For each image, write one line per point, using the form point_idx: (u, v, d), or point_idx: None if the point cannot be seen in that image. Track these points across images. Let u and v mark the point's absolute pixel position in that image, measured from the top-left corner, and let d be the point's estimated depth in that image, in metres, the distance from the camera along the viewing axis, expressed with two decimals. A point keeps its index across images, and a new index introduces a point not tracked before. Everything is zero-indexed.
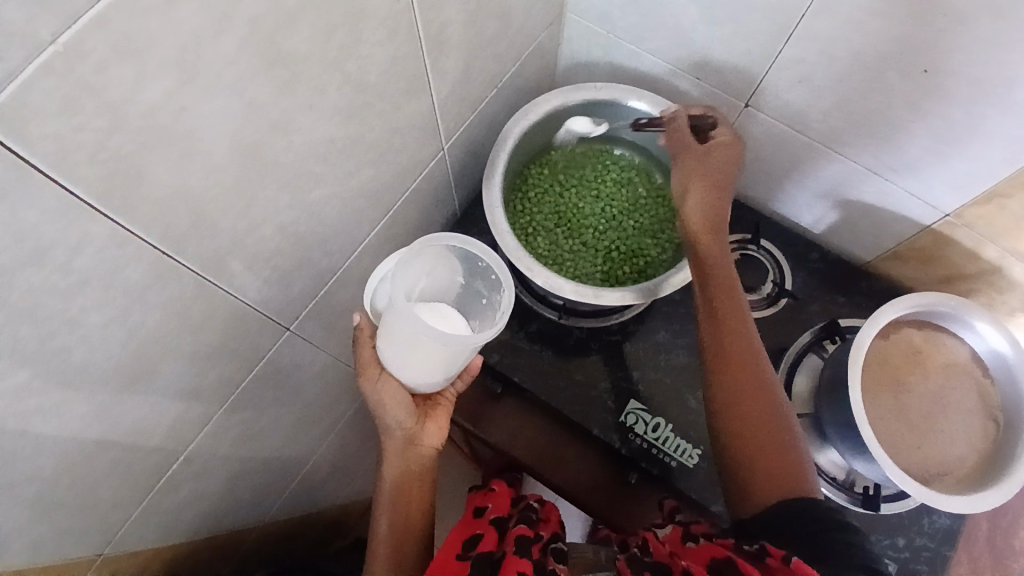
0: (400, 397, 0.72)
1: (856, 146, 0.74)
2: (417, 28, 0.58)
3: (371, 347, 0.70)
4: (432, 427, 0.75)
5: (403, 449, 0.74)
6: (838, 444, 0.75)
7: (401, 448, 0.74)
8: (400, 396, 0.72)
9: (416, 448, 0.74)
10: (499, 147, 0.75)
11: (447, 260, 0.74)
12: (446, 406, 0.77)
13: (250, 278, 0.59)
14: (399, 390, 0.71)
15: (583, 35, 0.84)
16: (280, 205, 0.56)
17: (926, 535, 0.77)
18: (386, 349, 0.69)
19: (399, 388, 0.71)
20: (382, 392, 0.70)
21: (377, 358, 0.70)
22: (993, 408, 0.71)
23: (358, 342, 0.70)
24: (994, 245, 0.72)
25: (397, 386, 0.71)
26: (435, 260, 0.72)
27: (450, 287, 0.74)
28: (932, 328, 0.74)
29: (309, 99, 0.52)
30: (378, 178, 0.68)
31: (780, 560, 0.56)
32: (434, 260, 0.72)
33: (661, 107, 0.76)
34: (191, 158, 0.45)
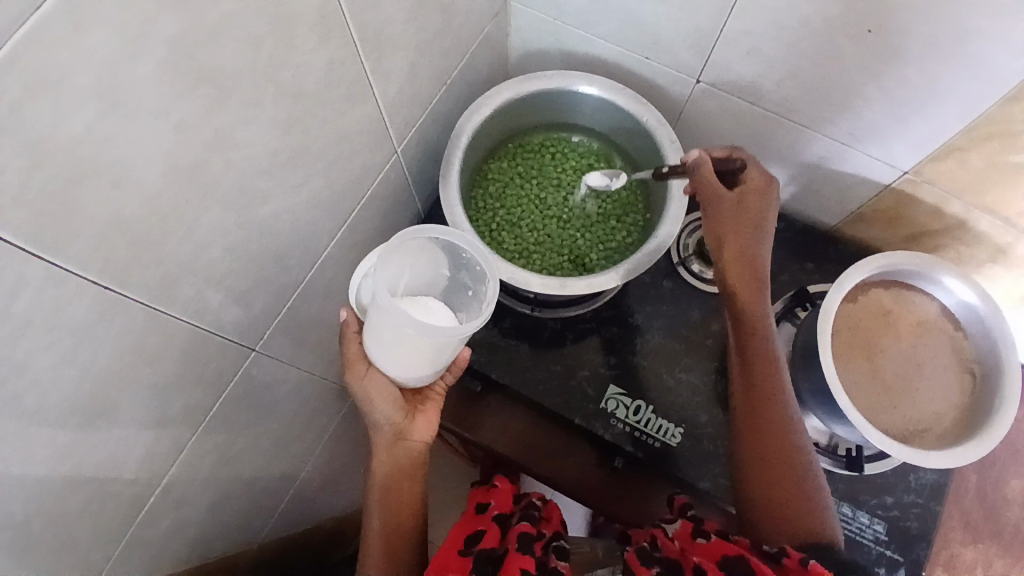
0: (387, 391, 0.72)
1: (812, 113, 0.74)
2: (353, 31, 0.57)
3: (358, 344, 0.72)
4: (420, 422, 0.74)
5: (390, 444, 0.73)
6: (817, 409, 0.75)
7: (388, 443, 0.73)
8: (386, 390, 0.72)
9: (405, 442, 0.73)
10: (453, 145, 0.74)
11: (430, 252, 0.72)
12: (435, 400, 0.76)
13: (205, 301, 0.57)
14: (385, 384, 0.71)
15: (531, 24, 0.83)
16: (229, 224, 0.55)
17: (914, 492, 0.78)
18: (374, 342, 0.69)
19: (386, 382, 0.71)
20: (369, 387, 0.71)
21: (365, 355, 0.71)
22: (966, 360, 0.72)
23: (345, 339, 0.72)
24: (956, 199, 0.73)
25: (382, 380, 0.71)
26: (416, 253, 0.71)
27: (433, 280, 0.73)
28: (901, 287, 0.74)
29: (245, 113, 0.50)
30: (331, 187, 0.67)
31: (797, 561, 0.58)
32: (416, 254, 0.71)
33: (613, 90, 0.75)
34: (124, 184, 0.44)
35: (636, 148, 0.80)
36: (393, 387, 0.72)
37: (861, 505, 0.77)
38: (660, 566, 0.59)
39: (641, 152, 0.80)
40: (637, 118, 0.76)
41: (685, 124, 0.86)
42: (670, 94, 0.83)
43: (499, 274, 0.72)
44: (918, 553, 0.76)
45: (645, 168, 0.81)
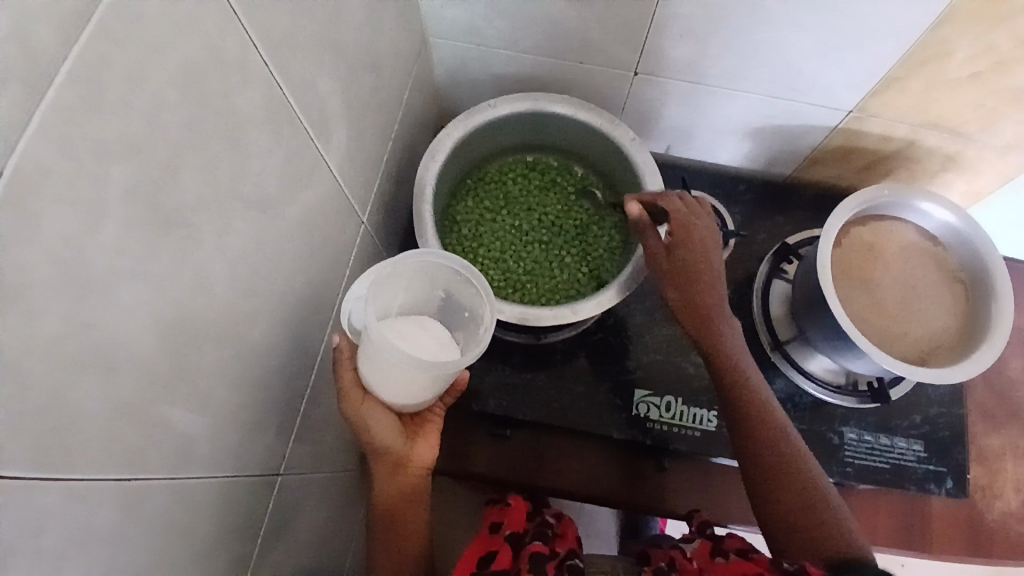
0: (384, 420, 0.65)
1: (752, 79, 0.75)
2: (300, 115, 0.53)
3: (353, 369, 0.63)
4: (422, 447, 0.69)
5: (391, 474, 0.68)
6: (831, 354, 0.76)
7: (390, 471, 0.68)
8: (383, 419, 0.65)
9: (407, 470, 0.68)
10: (419, 200, 0.71)
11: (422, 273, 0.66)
12: (436, 424, 0.70)
13: (224, 449, 0.51)
14: (382, 411, 0.64)
15: (454, 54, 0.80)
16: (230, 359, 0.49)
17: (937, 404, 0.83)
18: (365, 369, 0.61)
19: (384, 410, 0.65)
20: (366, 416, 0.64)
21: (360, 381, 0.63)
22: (954, 272, 0.76)
23: (337, 365, 0.62)
24: (901, 123, 0.76)
25: (380, 410, 0.64)
26: (411, 274, 0.66)
27: (424, 300, 0.68)
28: (880, 220, 0.78)
29: (219, 238, 0.45)
30: (313, 282, 0.62)
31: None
32: (411, 275, 0.66)
33: (560, 102, 0.74)
34: (118, 369, 0.38)
35: (594, 153, 0.79)
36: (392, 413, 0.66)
37: (896, 431, 0.82)
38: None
39: (600, 156, 0.79)
40: (594, 127, 0.75)
41: (631, 114, 0.86)
42: (611, 91, 0.82)
43: (505, 316, 0.69)
44: (958, 459, 0.82)
45: (606, 169, 0.80)
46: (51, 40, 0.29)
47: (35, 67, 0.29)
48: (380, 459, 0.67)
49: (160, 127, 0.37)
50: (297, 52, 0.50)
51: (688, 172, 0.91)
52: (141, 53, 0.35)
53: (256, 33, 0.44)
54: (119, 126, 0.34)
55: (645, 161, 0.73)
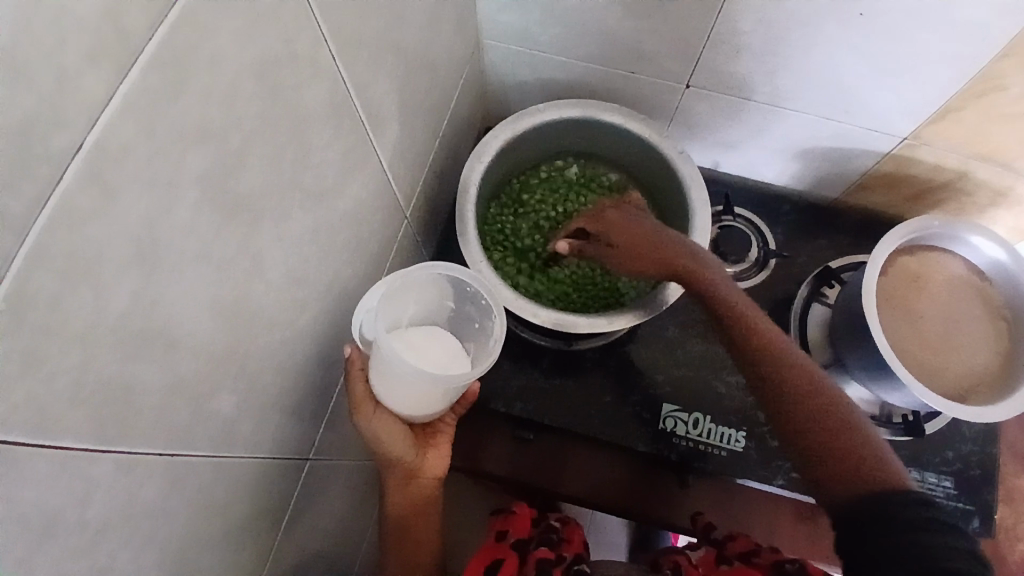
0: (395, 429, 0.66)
1: (805, 99, 0.74)
2: (359, 109, 0.53)
3: (363, 381, 0.62)
4: (433, 456, 0.71)
5: (404, 482, 0.71)
6: (867, 383, 0.75)
7: (402, 481, 0.71)
8: (394, 428, 0.66)
9: (419, 479, 0.71)
10: (463, 199, 0.72)
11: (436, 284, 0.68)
12: (446, 434, 0.72)
13: (262, 432, 0.52)
14: (393, 423, 0.65)
15: (505, 56, 0.81)
16: (276, 345, 0.50)
17: (971, 441, 0.81)
18: (377, 382, 0.62)
19: (394, 422, 0.65)
20: (377, 427, 0.64)
21: (372, 394, 0.63)
22: (1000, 309, 0.74)
23: (348, 377, 0.62)
24: (956, 153, 0.74)
25: (392, 420, 0.65)
26: (421, 286, 0.67)
27: (435, 312, 0.70)
28: (928, 250, 0.76)
29: (277, 226, 0.46)
30: (356, 274, 0.63)
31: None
32: (421, 288, 0.67)
33: (607, 111, 0.75)
34: (177, 347, 0.39)
35: (639, 163, 0.79)
36: (401, 424, 0.67)
37: (927, 467, 0.80)
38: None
39: (644, 166, 0.79)
40: (642, 137, 0.75)
41: (677, 126, 0.85)
42: (659, 103, 0.82)
43: (542, 321, 0.69)
44: (986, 498, 0.80)
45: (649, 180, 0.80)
46: (140, 22, 0.30)
47: (125, 46, 0.30)
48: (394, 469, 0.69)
49: (233, 116, 0.38)
50: (362, 49, 0.51)
51: (730, 189, 0.90)
52: (222, 42, 0.36)
53: (327, 28, 0.45)
54: (197, 110, 0.35)
55: (691, 175, 0.74)
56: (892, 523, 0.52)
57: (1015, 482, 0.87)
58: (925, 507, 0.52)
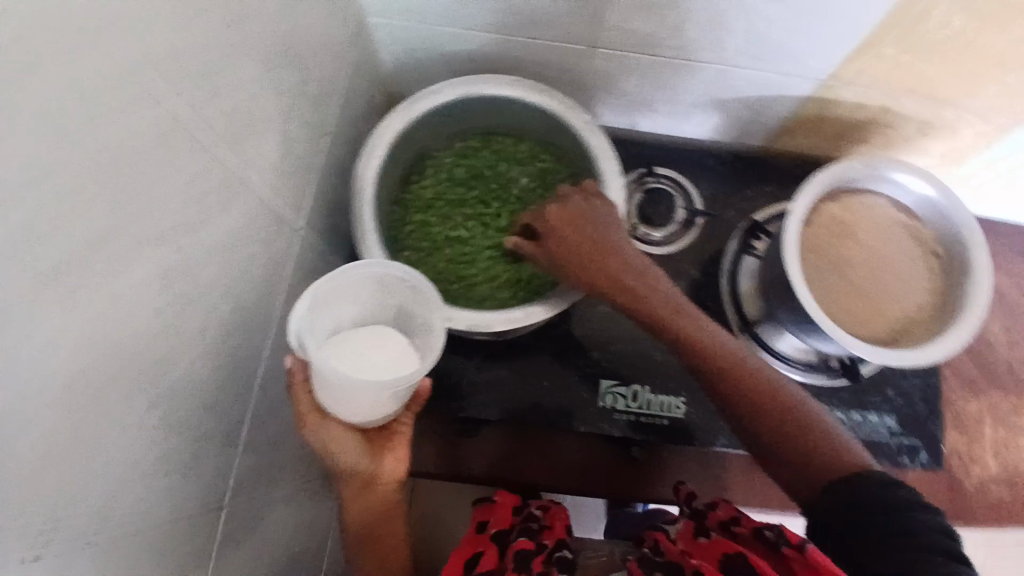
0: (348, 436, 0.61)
1: (716, 50, 0.69)
2: (203, 133, 0.47)
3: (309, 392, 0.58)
4: (390, 458, 0.63)
5: (361, 490, 0.64)
6: (801, 339, 0.72)
7: (358, 488, 0.64)
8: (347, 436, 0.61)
9: (378, 486, 0.64)
10: (359, 201, 0.66)
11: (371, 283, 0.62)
12: (405, 433, 0.64)
13: (151, 496, 0.48)
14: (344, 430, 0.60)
15: (393, 33, 0.74)
16: (149, 403, 0.46)
17: (911, 378, 0.82)
18: (319, 393, 0.58)
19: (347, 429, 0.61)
20: (327, 436, 0.60)
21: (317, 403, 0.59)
22: (928, 244, 0.72)
23: (292, 390, 0.59)
24: (878, 89, 0.71)
25: (341, 427, 0.60)
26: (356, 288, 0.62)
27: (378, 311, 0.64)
28: (850, 195, 0.74)
29: (117, 285, 0.41)
30: (245, 303, 0.57)
31: (797, 547, 0.53)
32: (355, 291, 0.62)
33: (505, 83, 0.70)
34: (9, 448, 0.34)
35: (546, 132, 0.75)
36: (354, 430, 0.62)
37: (869, 406, 0.81)
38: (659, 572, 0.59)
39: (551, 135, 0.74)
40: (541, 108, 0.71)
41: (592, 91, 0.80)
42: (565, 67, 0.76)
43: (455, 325, 0.66)
44: (932, 431, 0.82)
45: (559, 148, 0.75)
46: None
47: None
48: (348, 478, 0.63)
49: (24, 182, 0.33)
50: (192, 66, 0.45)
51: (650, 148, 0.86)
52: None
53: (134, 56, 0.39)
54: None
55: (599, 145, 0.70)
56: (864, 515, 0.50)
57: (967, 407, 0.87)
58: (897, 496, 0.50)
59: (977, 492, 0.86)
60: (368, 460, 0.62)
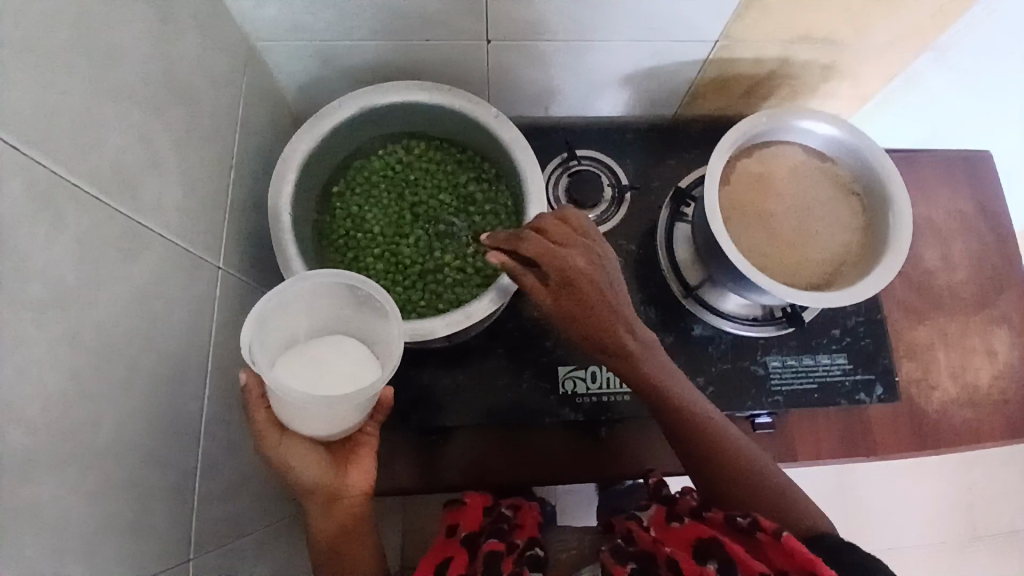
0: (309, 454, 0.59)
1: (609, 26, 0.70)
2: (88, 186, 0.46)
3: (266, 409, 0.57)
4: (354, 471, 0.62)
5: (325, 509, 0.61)
6: (738, 293, 0.73)
7: (323, 507, 0.60)
8: (308, 453, 0.59)
9: (344, 501, 0.61)
10: (278, 229, 0.65)
11: (327, 293, 0.60)
12: (370, 445, 0.63)
13: (103, 562, 0.47)
14: (304, 447, 0.58)
15: (288, 55, 0.73)
16: (78, 469, 0.44)
17: (855, 315, 0.84)
18: (278, 411, 0.56)
19: (307, 446, 0.59)
20: (287, 453, 0.58)
21: (275, 419, 0.57)
22: (845, 185, 0.75)
23: (249, 407, 0.57)
24: (770, 42, 0.73)
25: (302, 444, 0.58)
26: (310, 298, 0.60)
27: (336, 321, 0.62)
28: (765, 148, 0.75)
29: (14, 355, 0.39)
30: (171, 351, 0.56)
31: (772, 534, 0.58)
32: (307, 300, 0.60)
33: (408, 90, 0.70)
34: None
35: (459, 131, 0.74)
36: (316, 448, 0.60)
37: (818, 349, 0.83)
38: (634, 562, 0.59)
39: (465, 133, 0.74)
40: (449, 107, 0.70)
41: (498, 84, 0.80)
42: (468, 64, 0.76)
43: None
44: (884, 363, 0.84)
45: (475, 144, 0.75)
46: None
47: None
48: (312, 497, 0.60)
49: None
50: (62, 119, 0.43)
51: (570, 132, 0.86)
52: None
53: None
54: None
55: (512, 136, 0.70)
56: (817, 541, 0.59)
57: (914, 335, 0.89)
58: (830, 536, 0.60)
59: (942, 417, 0.86)
60: (335, 474, 0.60)
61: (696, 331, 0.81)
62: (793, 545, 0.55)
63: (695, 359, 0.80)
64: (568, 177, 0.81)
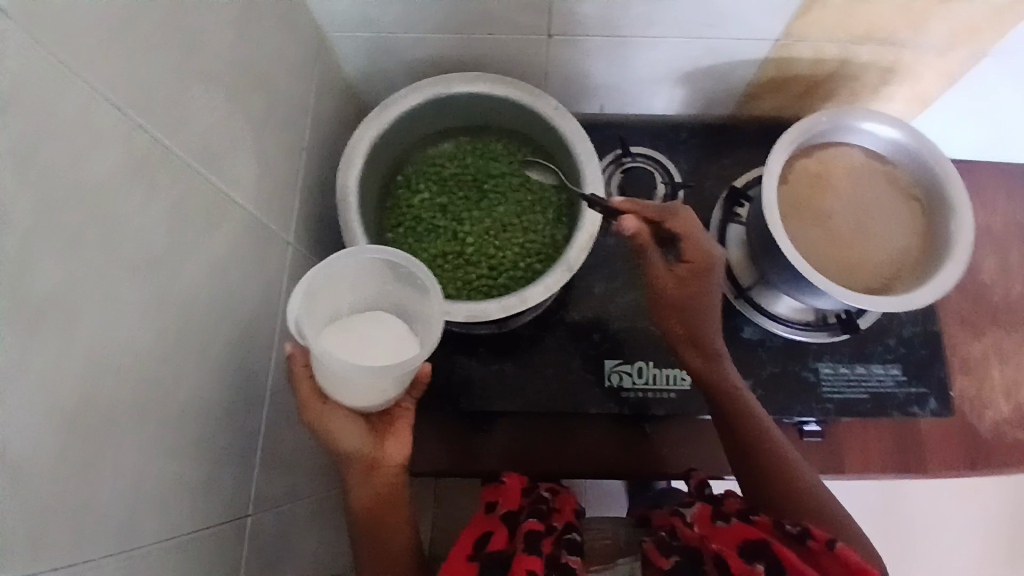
0: (349, 422, 0.61)
1: (669, 23, 0.71)
2: (180, 156, 0.49)
3: (310, 377, 0.59)
4: (391, 443, 0.63)
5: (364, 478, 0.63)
6: (791, 293, 0.73)
7: (361, 474, 0.63)
8: (347, 422, 0.60)
9: (379, 471, 0.63)
10: (345, 211, 0.68)
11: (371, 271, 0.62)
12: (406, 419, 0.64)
13: (176, 514, 0.50)
14: (344, 415, 0.60)
15: (357, 46, 0.76)
16: (159, 423, 0.47)
17: (910, 323, 0.83)
18: (321, 379, 0.58)
19: (347, 415, 0.61)
20: (328, 421, 0.60)
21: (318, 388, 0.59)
22: (905, 188, 0.74)
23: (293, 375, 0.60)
24: (831, 42, 0.72)
25: (342, 412, 0.60)
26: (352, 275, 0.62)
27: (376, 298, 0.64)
28: (825, 148, 0.75)
29: (110, 310, 0.42)
30: (243, 320, 0.58)
31: (823, 542, 0.57)
32: (352, 276, 0.62)
33: (471, 80, 0.72)
34: (23, 472, 0.36)
35: (518, 123, 0.77)
36: (356, 416, 0.61)
37: (873, 357, 0.82)
38: (678, 554, 0.61)
39: (524, 125, 0.76)
40: (510, 99, 0.72)
41: (554, 80, 0.82)
42: (528, 59, 0.78)
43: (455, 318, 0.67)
44: (938, 375, 0.82)
45: (533, 136, 0.77)
46: None
47: None
48: (351, 464, 0.62)
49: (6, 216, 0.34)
50: (159, 91, 0.46)
51: (625, 129, 0.87)
52: None
53: (98, 86, 0.40)
54: None
55: (572, 128, 0.71)
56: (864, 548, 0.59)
57: (969, 350, 0.86)
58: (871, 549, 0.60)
59: (995, 438, 0.83)
60: (373, 443, 0.62)
61: (744, 332, 0.80)
62: (847, 554, 0.55)
63: (744, 358, 0.80)
64: (620, 173, 0.82)
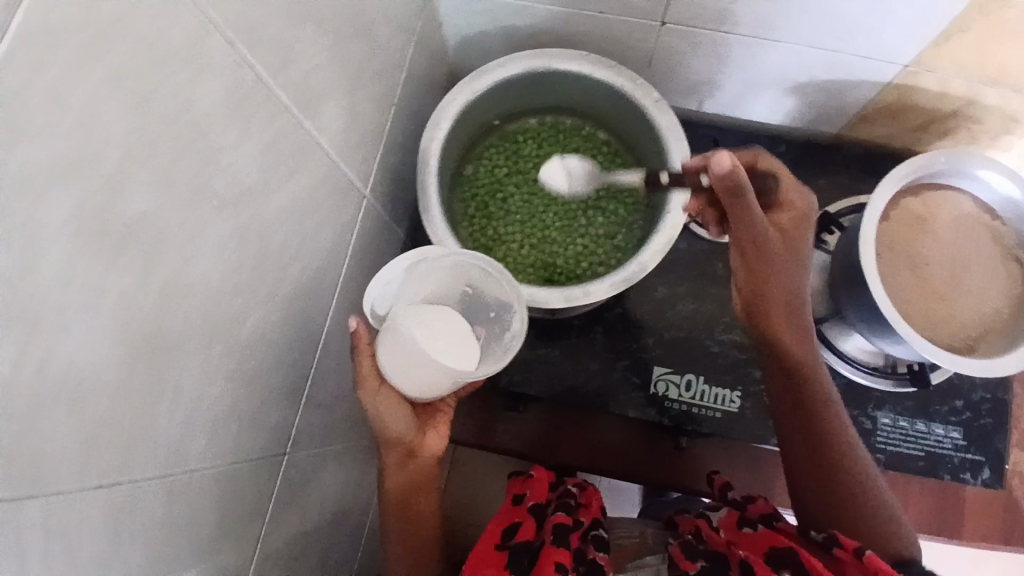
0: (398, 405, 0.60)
1: (793, 29, 0.66)
2: (277, 96, 0.48)
3: (370, 356, 0.57)
4: (431, 435, 0.65)
5: (402, 463, 0.63)
6: (865, 332, 0.69)
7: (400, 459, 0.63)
8: (397, 404, 0.60)
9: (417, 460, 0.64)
10: (424, 172, 0.67)
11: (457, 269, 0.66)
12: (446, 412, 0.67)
13: (221, 444, 0.50)
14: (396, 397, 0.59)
15: (460, 6, 0.74)
16: (219, 356, 0.48)
17: (981, 388, 0.78)
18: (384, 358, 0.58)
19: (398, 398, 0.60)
20: (380, 402, 0.59)
21: (376, 366, 0.58)
22: (1010, 248, 0.69)
23: (355, 351, 0.56)
24: (962, 78, 0.67)
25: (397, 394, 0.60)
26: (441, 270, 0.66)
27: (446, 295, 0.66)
28: (933, 189, 0.70)
29: (191, 241, 0.42)
30: (309, 266, 0.59)
31: (851, 551, 0.54)
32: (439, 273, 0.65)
33: (573, 58, 0.69)
34: (84, 402, 0.35)
35: (609, 113, 0.75)
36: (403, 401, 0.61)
37: (934, 417, 0.77)
38: (704, 559, 0.60)
39: (614, 115, 0.75)
40: (610, 84, 0.70)
41: (656, 69, 0.79)
42: (633, 45, 0.75)
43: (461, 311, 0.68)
44: (997, 446, 0.77)
45: (620, 128, 0.76)
46: None
47: None
48: (391, 446, 0.62)
49: (104, 137, 0.33)
50: (269, 28, 0.45)
51: (720, 134, 0.85)
52: (75, 57, 0.31)
53: (215, 14, 0.40)
54: (59, 140, 0.31)
55: (669, 124, 0.68)
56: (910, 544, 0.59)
57: None
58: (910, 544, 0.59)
59: None
60: (413, 430, 0.62)
61: None
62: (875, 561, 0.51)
63: None
64: None
